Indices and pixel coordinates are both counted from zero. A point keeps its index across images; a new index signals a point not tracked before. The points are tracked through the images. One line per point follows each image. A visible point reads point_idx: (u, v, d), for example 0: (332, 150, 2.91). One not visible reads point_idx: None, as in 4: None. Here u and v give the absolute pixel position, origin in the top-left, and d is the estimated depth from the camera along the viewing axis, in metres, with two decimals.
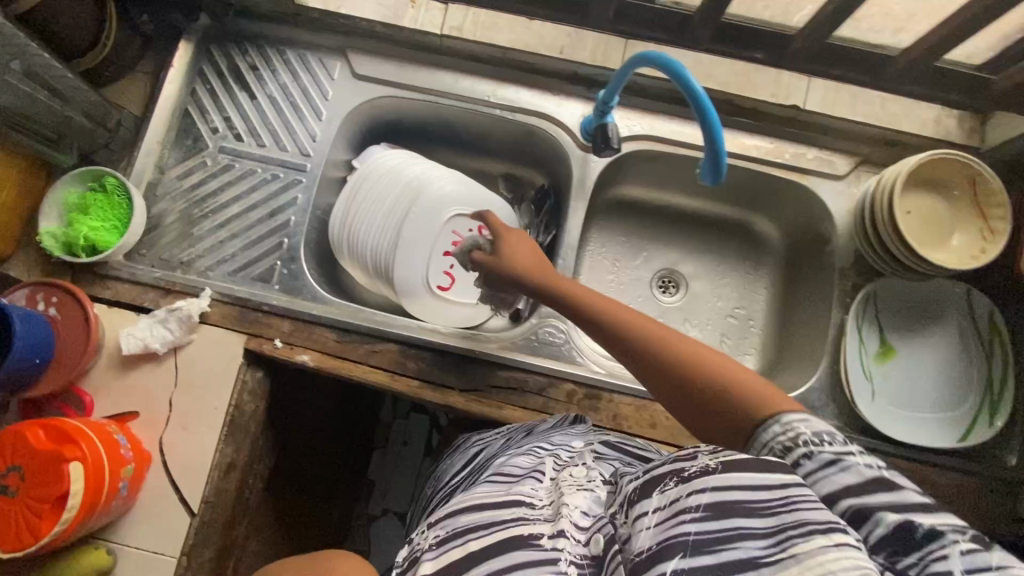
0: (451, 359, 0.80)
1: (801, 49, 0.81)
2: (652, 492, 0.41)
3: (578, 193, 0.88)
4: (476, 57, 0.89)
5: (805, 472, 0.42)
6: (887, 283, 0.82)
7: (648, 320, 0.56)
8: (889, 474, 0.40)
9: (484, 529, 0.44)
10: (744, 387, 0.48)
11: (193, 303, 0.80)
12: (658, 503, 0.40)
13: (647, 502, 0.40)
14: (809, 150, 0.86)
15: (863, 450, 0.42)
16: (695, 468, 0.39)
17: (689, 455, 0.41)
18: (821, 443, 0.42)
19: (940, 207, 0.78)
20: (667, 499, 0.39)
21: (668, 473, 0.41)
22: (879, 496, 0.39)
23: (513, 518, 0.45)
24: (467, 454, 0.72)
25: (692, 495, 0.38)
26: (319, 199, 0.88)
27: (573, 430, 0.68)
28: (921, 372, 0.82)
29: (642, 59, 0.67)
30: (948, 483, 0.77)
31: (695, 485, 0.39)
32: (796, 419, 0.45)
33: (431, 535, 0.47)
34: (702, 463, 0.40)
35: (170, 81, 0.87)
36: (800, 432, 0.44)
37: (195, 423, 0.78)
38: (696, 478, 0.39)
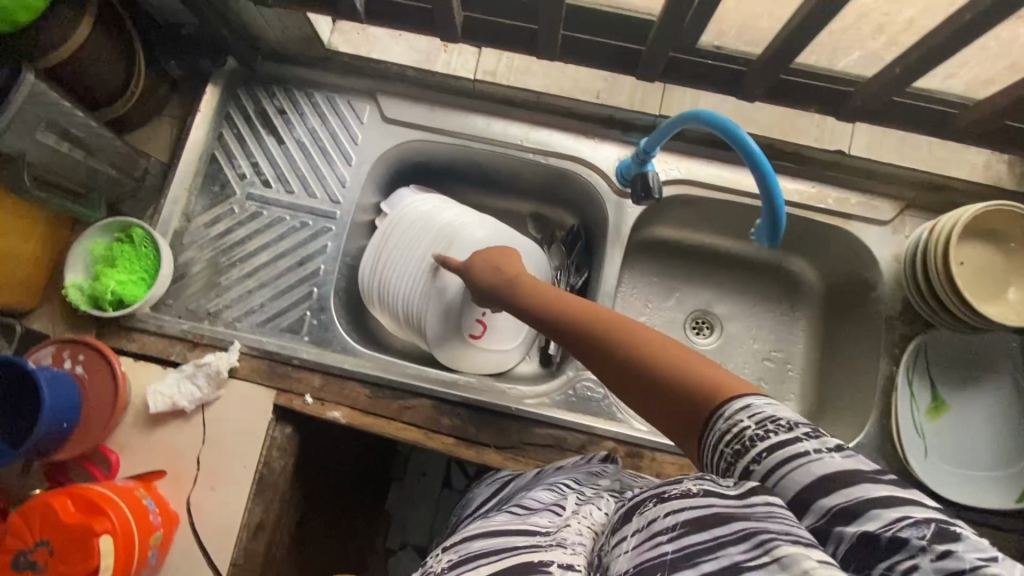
0: (487, 415, 0.78)
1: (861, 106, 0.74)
2: (632, 516, 0.42)
3: (614, 239, 0.86)
4: (509, 101, 0.87)
5: (761, 475, 0.40)
6: (937, 336, 0.80)
7: (608, 315, 0.52)
8: (839, 462, 0.38)
9: (498, 556, 0.42)
10: (696, 373, 0.45)
11: (222, 358, 0.77)
12: (637, 525, 0.41)
13: (627, 527, 0.42)
14: (853, 194, 0.84)
15: (808, 433, 0.39)
16: (674, 491, 0.41)
17: (672, 483, 0.42)
18: (766, 437, 0.39)
19: (996, 259, 0.76)
20: (645, 519, 0.41)
21: (649, 497, 0.43)
22: (835, 500, 0.37)
23: (525, 548, 0.43)
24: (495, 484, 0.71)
25: (668, 514, 0.39)
26: (349, 245, 0.86)
27: (604, 467, 0.67)
28: (975, 428, 0.78)
29: (693, 118, 0.65)
30: (1009, 547, 0.73)
31: (671, 504, 0.40)
32: (739, 408, 0.41)
33: (443, 560, 0.44)
34: (683, 488, 0.41)
35: (197, 127, 0.85)
36: (744, 427, 0.40)
37: (223, 481, 0.76)
38: (675, 498, 0.40)
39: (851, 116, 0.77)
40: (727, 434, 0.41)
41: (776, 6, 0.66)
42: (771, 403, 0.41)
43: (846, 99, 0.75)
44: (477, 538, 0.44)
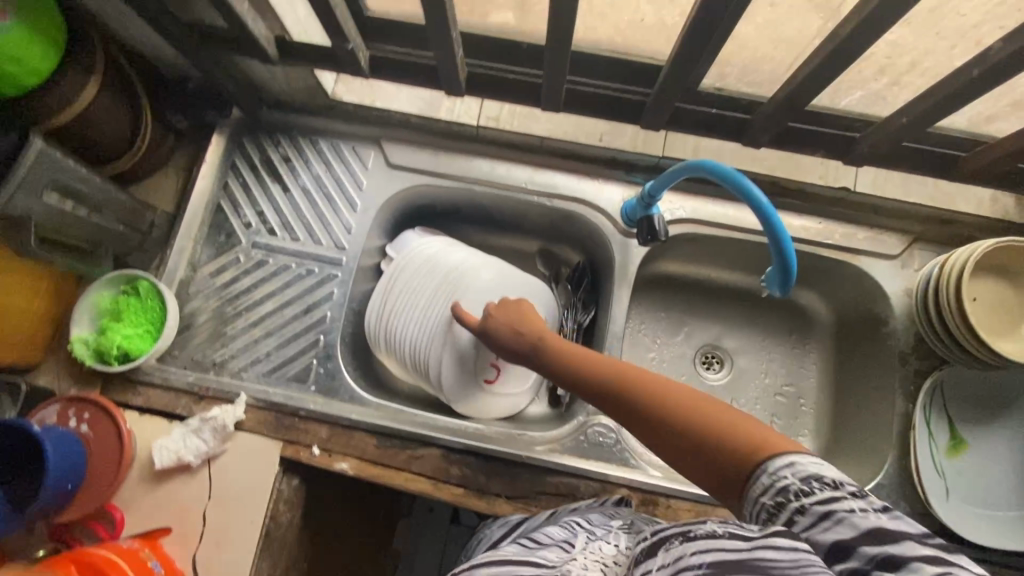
0: (497, 463, 0.76)
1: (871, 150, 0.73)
2: (658, 550, 0.43)
3: (621, 279, 0.85)
4: (513, 144, 0.87)
5: (801, 531, 0.38)
6: (953, 372, 0.78)
7: (639, 374, 0.52)
8: (885, 520, 0.37)
9: None
10: (732, 430, 0.44)
11: (227, 411, 0.76)
12: (664, 560, 0.42)
13: (653, 561, 0.43)
14: (860, 230, 0.83)
15: (855, 491, 0.38)
16: (701, 531, 0.42)
17: (696, 524, 0.44)
18: (809, 493, 0.38)
19: (1008, 295, 0.75)
20: (672, 555, 0.42)
21: (675, 533, 0.44)
22: (875, 550, 0.36)
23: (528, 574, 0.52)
24: (509, 524, 0.71)
25: (694, 554, 0.40)
26: (355, 290, 0.86)
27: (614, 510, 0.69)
28: (995, 465, 0.77)
29: (698, 167, 0.65)
30: None
31: (698, 544, 0.41)
32: (782, 466, 0.40)
33: None
34: (708, 528, 0.42)
35: (203, 176, 0.86)
36: (787, 482, 0.39)
37: (229, 537, 0.74)
38: (701, 538, 0.41)
39: (862, 160, 0.75)
40: (770, 489, 0.40)
41: (778, 53, 0.67)
42: (817, 461, 0.40)
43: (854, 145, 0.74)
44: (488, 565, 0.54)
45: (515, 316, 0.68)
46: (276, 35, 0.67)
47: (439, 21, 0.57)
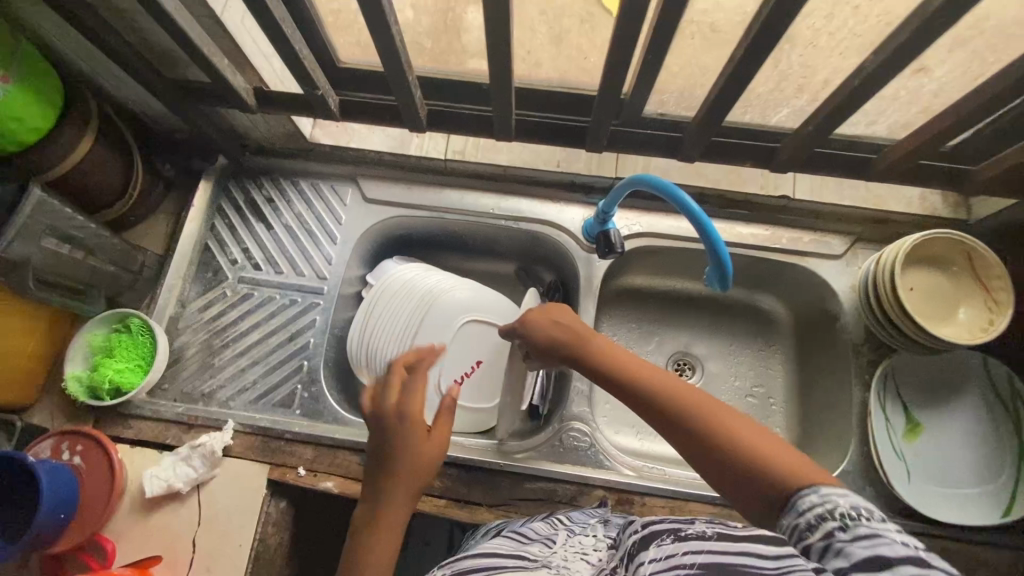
0: (477, 473, 0.79)
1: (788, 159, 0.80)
2: (650, 545, 0.43)
3: (587, 292, 0.91)
4: (478, 174, 0.94)
5: (840, 544, 0.41)
6: (902, 359, 0.82)
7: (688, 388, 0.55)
8: (925, 555, 0.39)
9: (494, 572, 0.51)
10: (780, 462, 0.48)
11: (216, 438, 0.80)
12: (656, 555, 0.42)
13: (644, 554, 0.43)
14: (805, 234, 0.89)
15: (900, 530, 0.41)
16: (692, 532, 0.43)
17: (686, 523, 0.45)
18: (857, 516, 0.41)
19: (942, 283, 0.80)
20: (664, 551, 0.42)
21: (665, 531, 0.44)
22: (908, 570, 0.38)
23: (510, 568, 0.52)
24: (489, 532, 0.72)
25: (686, 554, 0.41)
26: (336, 317, 0.90)
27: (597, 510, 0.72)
28: (953, 445, 0.80)
29: (639, 181, 0.72)
30: (1001, 561, 0.75)
31: (690, 544, 0.42)
32: (834, 493, 0.44)
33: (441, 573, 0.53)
34: (698, 529, 0.43)
35: (191, 219, 0.92)
36: (838, 504, 0.43)
37: (220, 561, 0.76)
38: (693, 539, 0.42)
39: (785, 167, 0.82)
40: (821, 508, 0.43)
41: (703, 77, 0.74)
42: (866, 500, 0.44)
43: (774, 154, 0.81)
44: (470, 558, 0.54)
45: (554, 319, 0.66)
46: (253, 87, 0.75)
47: (395, 67, 0.65)
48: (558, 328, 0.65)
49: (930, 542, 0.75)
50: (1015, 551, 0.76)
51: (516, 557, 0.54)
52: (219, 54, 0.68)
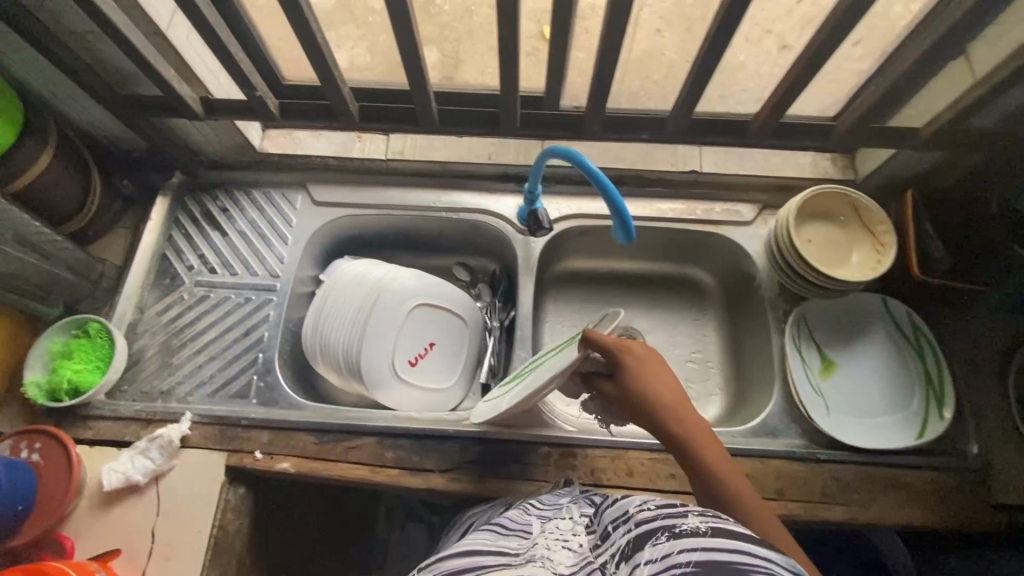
0: (427, 442, 0.83)
1: (677, 126, 0.81)
2: (646, 545, 0.46)
3: (526, 270, 0.98)
4: (418, 172, 1.02)
5: None
6: (811, 305, 0.90)
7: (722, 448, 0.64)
8: None
9: None
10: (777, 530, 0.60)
11: (173, 428, 0.83)
12: (651, 556, 0.45)
13: (641, 555, 0.46)
14: (716, 204, 0.98)
15: None
16: (686, 527, 0.46)
17: (680, 515, 0.47)
18: None
19: (835, 234, 0.89)
20: (659, 551, 0.45)
21: (660, 528, 0.46)
22: None
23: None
24: (460, 531, 0.77)
25: (681, 553, 0.44)
26: (290, 312, 0.95)
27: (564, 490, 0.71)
28: (865, 378, 0.87)
29: (549, 152, 0.79)
30: (922, 482, 0.81)
31: (685, 542, 0.44)
32: None
33: None
34: (693, 524, 0.46)
35: (149, 231, 0.98)
36: None
37: (178, 550, 0.78)
38: (687, 535, 0.45)
39: (677, 138, 0.82)
40: None
41: None
42: None
43: (663, 124, 0.81)
44: (447, 556, 0.52)
45: (655, 372, 0.66)
46: (200, 96, 0.83)
47: (323, 68, 0.73)
48: (652, 383, 0.65)
49: (854, 471, 0.81)
50: (931, 470, 0.82)
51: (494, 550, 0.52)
52: (167, 67, 0.77)
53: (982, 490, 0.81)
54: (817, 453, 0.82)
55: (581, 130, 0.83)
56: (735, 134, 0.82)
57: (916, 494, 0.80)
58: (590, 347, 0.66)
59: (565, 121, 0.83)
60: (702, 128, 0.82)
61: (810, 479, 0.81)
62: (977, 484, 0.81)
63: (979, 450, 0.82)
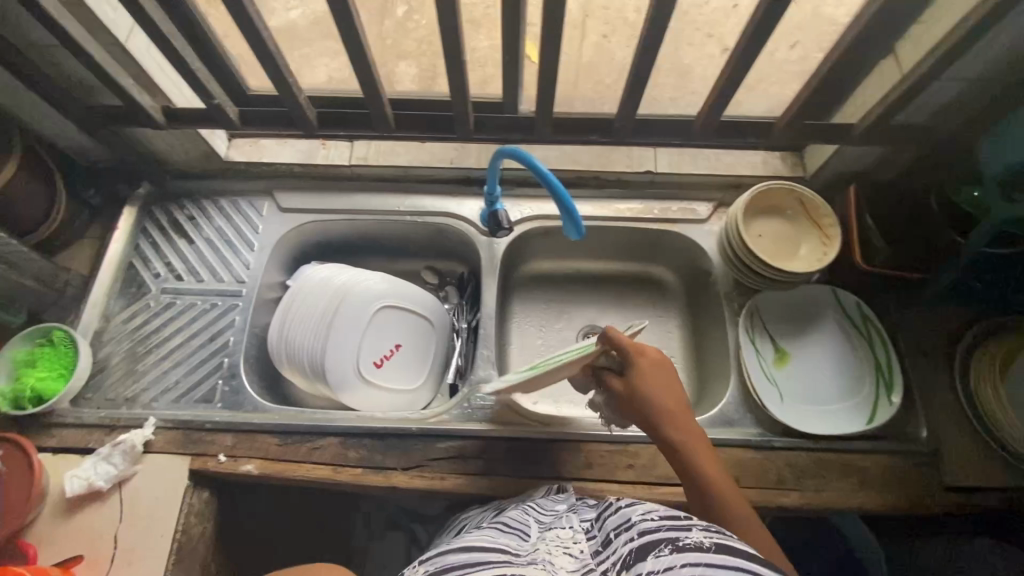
0: (390, 441, 0.84)
1: (624, 125, 0.83)
2: (648, 556, 0.49)
3: (490, 272, 0.99)
4: (382, 178, 1.04)
5: None
6: (764, 297, 0.93)
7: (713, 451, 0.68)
8: None
9: (484, 568, 0.52)
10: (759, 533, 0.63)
11: (136, 433, 0.83)
12: (654, 567, 0.47)
13: (643, 565, 0.48)
14: (672, 204, 1.01)
15: None
16: (689, 541, 0.49)
17: (685, 530, 0.51)
18: None
19: (784, 228, 0.92)
20: (662, 563, 0.47)
21: (665, 541, 0.49)
22: None
23: (495, 562, 0.53)
24: (454, 531, 0.79)
25: (685, 566, 0.46)
26: (256, 317, 0.97)
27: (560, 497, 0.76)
28: (817, 367, 0.90)
29: (501, 154, 0.81)
30: (875, 467, 0.82)
31: (689, 556, 0.47)
32: None
33: (422, 569, 0.54)
34: (696, 539, 0.49)
35: (116, 241, 0.99)
36: None
37: (141, 555, 0.78)
38: (691, 550, 0.48)
39: (626, 137, 0.85)
40: None
41: None
42: None
43: (612, 125, 0.84)
44: (453, 552, 0.55)
45: (661, 377, 0.70)
46: (162, 105, 0.85)
47: (277, 75, 0.76)
48: (655, 387, 0.69)
49: (808, 457, 0.83)
50: (884, 455, 0.83)
51: (500, 549, 0.56)
52: (126, 76, 0.79)
53: (934, 473, 0.82)
54: (772, 440, 0.84)
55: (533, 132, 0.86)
56: (682, 134, 0.85)
57: (869, 478, 0.82)
58: (609, 342, 0.72)
59: (517, 124, 0.86)
60: (650, 128, 0.85)
61: (765, 466, 0.83)
62: (930, 468, 0.82)
63: (928, 434, 0.83)
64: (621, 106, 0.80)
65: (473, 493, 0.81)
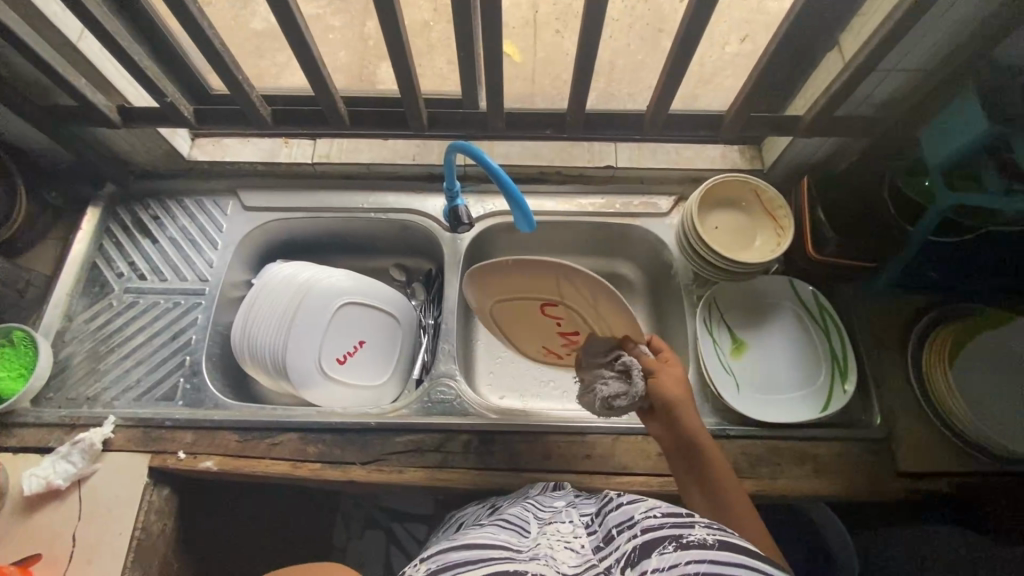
0: (348, 435, 0.85)
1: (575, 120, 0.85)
2: (653, 553, 0.47)
3: (453, 268, 1.00)
4: (346, 175, 1.05)
5: None
6: (720, 289, 0.94)
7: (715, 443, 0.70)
8: None
9: (483, 564, 0.49)
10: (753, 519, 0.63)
11: (95, 431, 0.84)
12: (659, 564, 0.46)
13: (648, 563, 0.46)
14: (634, 198, 1.02)
15: None
16: (694, 539, 0.47)
17: (688, 526, 0.49)
18: None
19: (740, 221, 0.93)
20: (666, 560, 0.46)
21: (668, 538, 0.48)
22: None
23: (498, 559, 0.50)
24: (450, 528, 0.78)
25: (689, 563, 0.44)
26: (219, 316, 0.97)
27: (557, 493, 0.74)
28: (772, 357, 0.91)
29: (453, 149, 0.82)
30: (830, 454, 0.83)
31: (694, 553, 0.45)
32: None
33: (424, 568, 0.51)
34: (699, 536, 0.47)
35: (78, 241, 0.99)
36: None
37: (99, 553, 0.78)
38: (696, 547, 0.46)
39: (578, 132, 0.87)
40: None
41: None
42: None
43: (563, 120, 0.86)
44: (455, 549, 0.52)
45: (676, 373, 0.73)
46: (117, 104, 0.87)
47: (224, 71, 0.78)
48: (671, 379, 0.72)
49: (762, 446, 0.84)
50: (836, 442, 0.84)
51: (501, 546, 0.53)
52: (77, 76, 0.81)
53: (889, 459, 0.83)
54: (726, 429, 0.84)
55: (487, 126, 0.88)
56: (633, 128, 0.87)
57: (822, 465, 0.83)
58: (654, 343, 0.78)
59: (469, 119, 0.88)
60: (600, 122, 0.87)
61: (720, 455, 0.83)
62: (883, 454, 0.83)
63: (881, 421, 0.85)
64: (570, 100, 0.81)
65: (431, 486, 0.82)
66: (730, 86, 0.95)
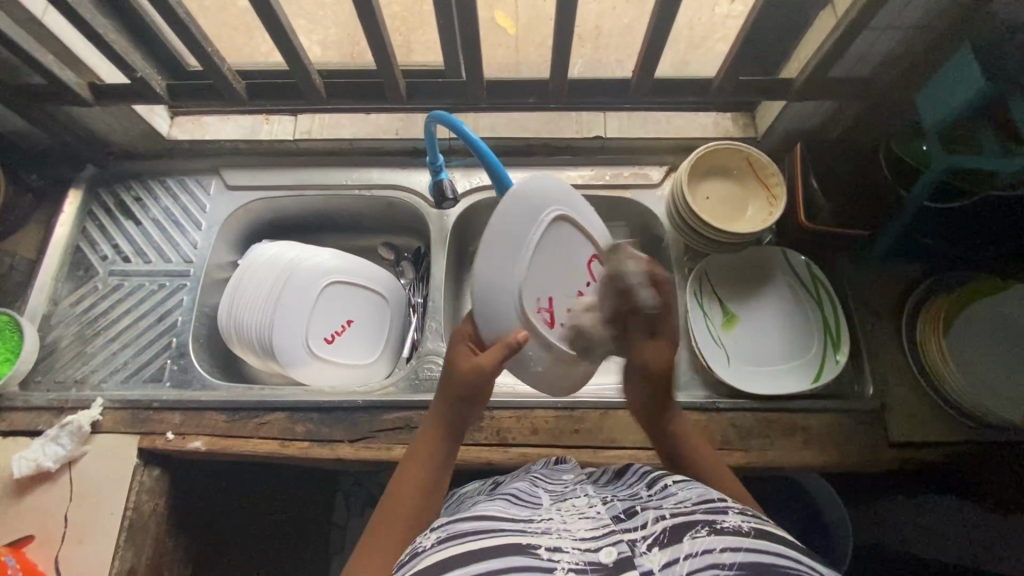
0: (338, 415, 0.84)
1: (559, 88, 0.83)
2: (684, 536, 0.44)
3: (440, 244, 0.97)
4: (330, 152, 1.03)
5: None
6: (711, 261, 0.92)
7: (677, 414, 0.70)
8: None
9: (496, 539, 0.46)
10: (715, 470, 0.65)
11: (83, 414, 0.84)
12: (691, 549, 0.43)
13: (679, 547, 0.44)
14: (624, 169, 0.99)
15: None
16: (728, 525, 0.45)
17: (721, 512, 0.47)
18: None
19: (731, 190, 0.91)
20: (698, 545, 0.43)
21: (700, 521, 0.46)
22: None
23: (508, 536, 0.47)
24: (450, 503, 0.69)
25: (724, 551, 0.43)
26: (205, 297, 0.96)
27: (564, 466, 0.67)
28: (764, 328, 0.90)
29: (431, 118, 0.80)
30: (820, 424, 0.82)
31: (728, 540, 0.44)
32: None
33: (434, 535, 0.49)
34: (733, 522, 0.46)
35: (61, 224, 0.98)
36: None
37: (92, 534, 0.79)
38: (730, 533, 0.44)
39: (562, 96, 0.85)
40: None
41: None
42: None
43: (546, 88, 0.84)
44: (465, 520, 0.50)
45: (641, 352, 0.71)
46: (88, 81, 0.86)
47: (194, 46, 0.76)
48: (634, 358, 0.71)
49: (751, 418, 0.83)
50: (828, 413, 0.83)
51: (512, 520, 0.49)
52: (45, 53, 0.79)
53: (879, 429, 0.82)
54: (715, 401, 0.84)
55: (468, 96, 0.87)
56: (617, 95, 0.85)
57: (813, 436, 0.82)
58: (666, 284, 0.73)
59: (448, 89, 0.87)
60: (584, 91, 0.86)
61: (711, 428, 0.82)
62: (876, 424, 0.82)
63: (875, 391, 0.84)
64: (551, 68, 0.80)
65: None
66: (721, 49, 0.92)
